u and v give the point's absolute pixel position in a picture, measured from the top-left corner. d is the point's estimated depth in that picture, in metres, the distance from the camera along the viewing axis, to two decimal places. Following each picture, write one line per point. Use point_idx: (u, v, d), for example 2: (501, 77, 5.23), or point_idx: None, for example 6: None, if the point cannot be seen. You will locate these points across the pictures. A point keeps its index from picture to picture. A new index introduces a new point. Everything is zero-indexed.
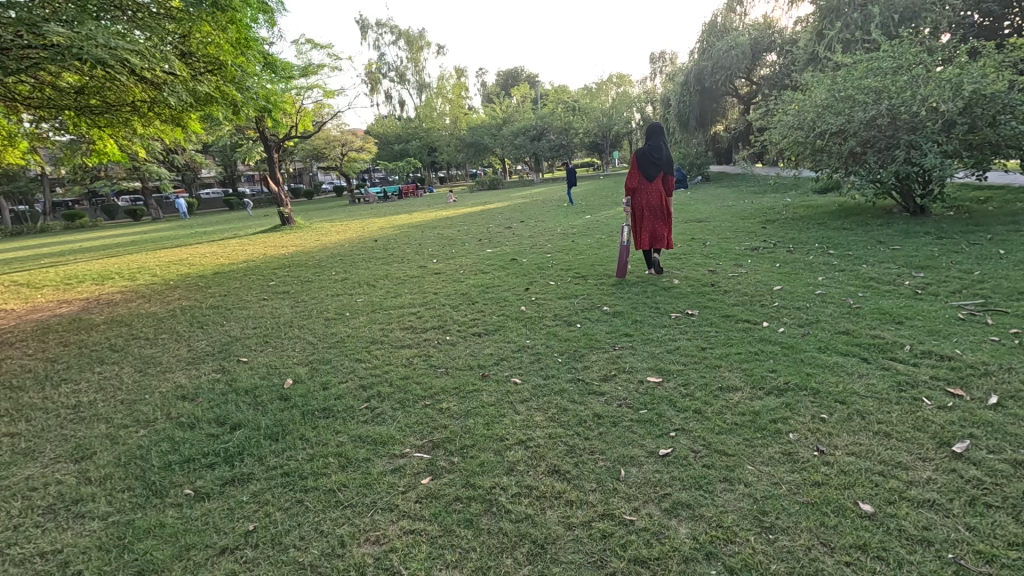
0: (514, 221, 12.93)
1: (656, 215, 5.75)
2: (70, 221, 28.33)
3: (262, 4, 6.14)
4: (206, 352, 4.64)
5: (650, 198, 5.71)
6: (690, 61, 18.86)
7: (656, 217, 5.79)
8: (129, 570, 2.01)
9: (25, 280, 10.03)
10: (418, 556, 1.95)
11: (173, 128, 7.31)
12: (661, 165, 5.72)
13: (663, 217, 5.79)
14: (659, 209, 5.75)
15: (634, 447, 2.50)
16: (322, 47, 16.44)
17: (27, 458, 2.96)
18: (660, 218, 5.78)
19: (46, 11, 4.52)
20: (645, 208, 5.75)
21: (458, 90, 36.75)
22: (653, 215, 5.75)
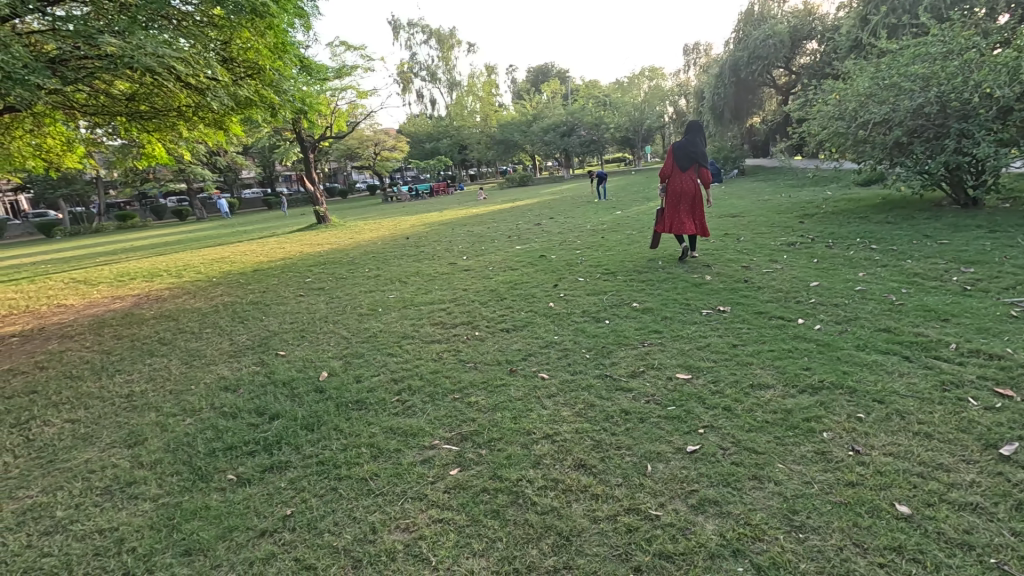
0: (544, 217, 12.92)
1: (690, 204, 5.84)
2: (123, 222, 29.87)
3: (298, 9, 6.33)
4: (247, 345, 4.84)
5: (684, 187, 5.81)
6: (725, 52, 18.40)
7: (690, 207, 5.88)
8: (177, 549, 2.13)
9: (82, 277, 10.66)
10: (446, 544, 2.01)
11: (216, 132, 7.65)
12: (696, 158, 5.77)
13: (697, 208, 5.88)
14: (693, 199, 5.84)
15: (662, 444, 2.49)
16: (355, 49, 16.80)
17: (86, 443, 3.18)
18: (694, 207, 5.87)
19: (100, 23, 4.75)
20: (679, 197, 5.86)
21: (489, 88, 36.91)
22: (687, 204, 5.85)
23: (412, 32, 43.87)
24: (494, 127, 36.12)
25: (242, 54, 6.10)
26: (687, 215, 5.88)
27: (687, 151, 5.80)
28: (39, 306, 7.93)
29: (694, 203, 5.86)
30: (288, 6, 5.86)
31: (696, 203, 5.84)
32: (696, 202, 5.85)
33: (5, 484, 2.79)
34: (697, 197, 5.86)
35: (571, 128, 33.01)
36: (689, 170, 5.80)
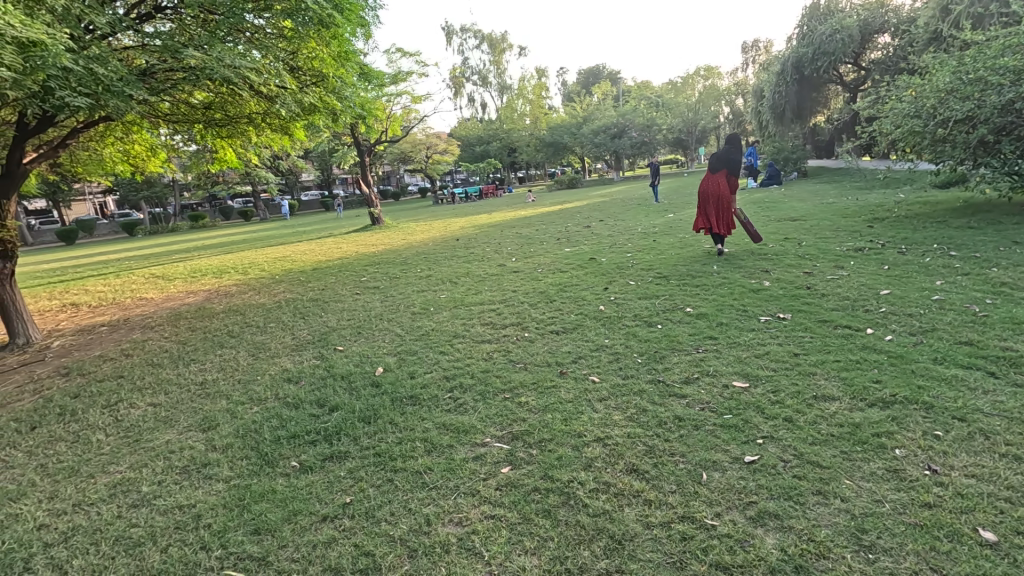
0: (594, 220, 12.81)
1: (719, 205, 6.48)
2: (195, 222, 32.04)
3: (360, 19, 6.60)
4: (307, 340, 5.09)
5: (711, 189, 6.49)
6: (787, 48, 17.64)
7: (719, 207, 6.52)
8: (247, 528, 2.27)
9: (160, 272, 11.53)
10: (498, 539, 2.04)
11: (282, 137, 8.05)
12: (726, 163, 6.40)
13: (729, 208, 6.49)
14: (723, 199, 6.46)
15: (718, 452, 2.43)
16: (411, 55, 17.23)
17: (167, 425, 3.45)
18: (725, 208, 6.49)
19: (183, 38, 5.14)
20: (710, 198, 6.54)
21: (539, 91, 36.98)
22: (716, 205, 6.51)
23: (465, 37, 44.58)
24: (544, 130, 36.18)
25: (308, 63, 6.45)
26: (717, 215, 6.54)
27: (721, 158, 6.47)
28: (123, 299, 8.64)
29: (725, 203, 6.46)
30: (351, 16, 6.12)
31: (725, 203, 6.47)
32: (727, 203, 6.46)
33: (99, 459, 3.07)
34: (728, 199, 6.46)
35: (622, 130, 32.31)
36: (719, 174, 6.46)
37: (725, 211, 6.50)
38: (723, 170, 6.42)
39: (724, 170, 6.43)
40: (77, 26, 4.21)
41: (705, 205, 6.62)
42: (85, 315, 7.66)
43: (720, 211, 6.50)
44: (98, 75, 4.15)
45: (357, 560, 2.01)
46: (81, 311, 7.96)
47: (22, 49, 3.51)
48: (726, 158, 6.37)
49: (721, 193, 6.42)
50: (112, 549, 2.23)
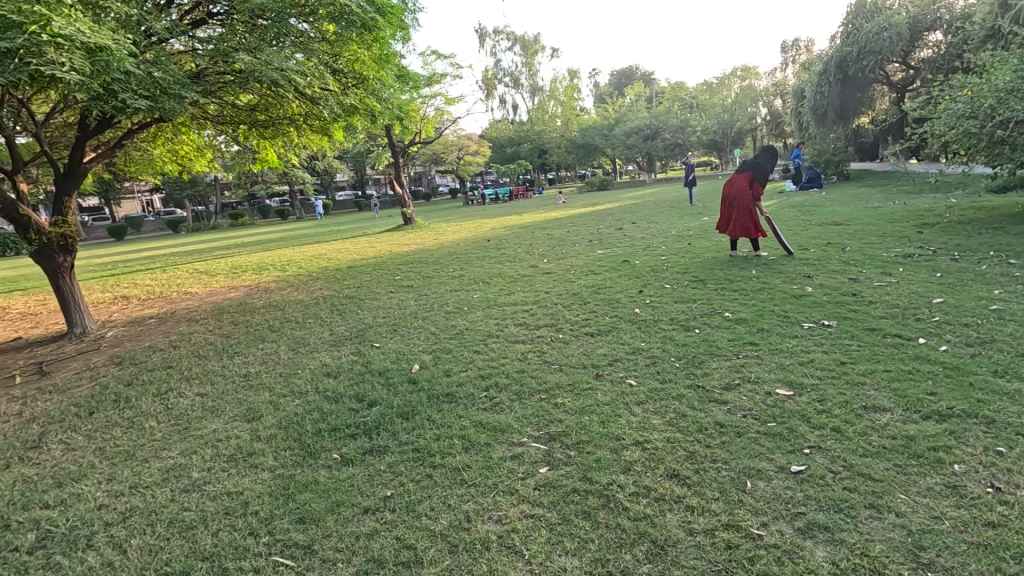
0: (626, 222, 12.70)
1: (737, 207, 6.39)
2: (235, 220, 33.18)
3: (400, 22, 6.71)
4: (345, 336, 5.21)
5: (734, 191, 6.42)
6: (831, 47, 17.08)
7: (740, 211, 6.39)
8: (292, 516, 2.34)
9: (203, 268, 11.98)
10: (538, 539, 2.04)
11: (321, 138, 8.27)
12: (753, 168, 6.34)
13: (748, 213, 6.34)
14: (742, 202, 6.35)
15: (762, 460, 2.37)
16: (445, 57, 17.42)
17: (214, 414, 3.58)
18: (741, 211, 6.37)
19: (234, 41, 5.31)
20: (729, 199, 6.51)
21: (571, 93, 36.89)
22: (733, 207, 6.44)
23: (498, 39, 44.85)
24: (575, 131, 36.07)
25: (350, 66, 6.61)
26: (733, 216, 6.46)
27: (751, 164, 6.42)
28: (170, 293, 9.02)
29: (742, 206, 6.33)
30: (392, 19, 6.23)
31: (744, 207, 6.33)
32: (746, 206, 6.33)
33: (152, 444, 3.22)
34: (745, 201, 6.33)
35: (655, 132, 31.94)
36: (743, 176, 6.38)
37: (741, 213, 6.36)
38: (745, 173, 6.36)
39: (748, 173, 6.36)
40: (138, 31, 4.43)
41: (726, 207, 6.58)
42: (135, 307, 8.03)
43: (739, 215, 6.38)
44: (157, 79, 4.36)
45: (399, 553, 2.04)
46: (131, 303, 8.35)
47: (89, 54, 3.71)
48: (753, 162, 6.34)
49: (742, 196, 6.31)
50: (166, 531, 2.33)
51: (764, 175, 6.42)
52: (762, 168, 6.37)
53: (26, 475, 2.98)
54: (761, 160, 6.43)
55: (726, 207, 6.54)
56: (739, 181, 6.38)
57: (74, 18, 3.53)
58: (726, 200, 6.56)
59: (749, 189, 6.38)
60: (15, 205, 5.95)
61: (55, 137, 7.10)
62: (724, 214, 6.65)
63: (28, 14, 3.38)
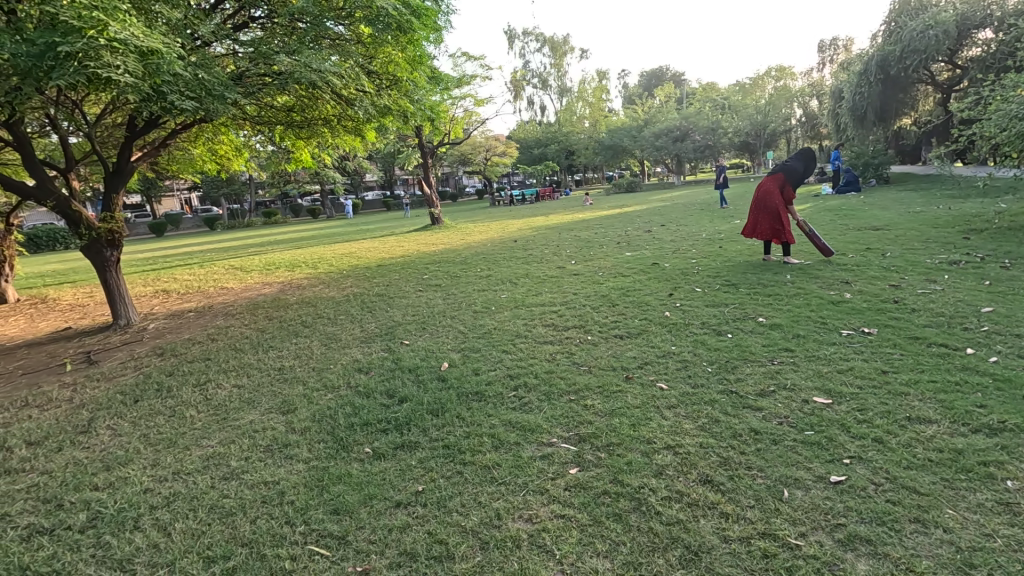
0: (655, 225, 12.53)
1: (765, 210, 6.23)
2: (268, 218, 34.08)
3: (434, 24, 6.78)
4: (375, 333, 5.30)
5: (763, 193, 6.26)
6: (872, 46, 16.51)
7: (769, 213, 6.23)
8: (326, 507, 2.40)
9: (239, 264, 12.33)
10: (569, 540, 2.04)
11: (354, 139, 8.43)
12: (784, 170, 6.18)
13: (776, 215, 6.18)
14: (772, 205, 6.18)
15: (800, 469, 2.31)
16: (475, 59, 17.53)
17: (250, 406, 3.69)
18: (770, 215, 6.21)
19: (274, 45, 5.45)
20: (758, 202, 6.35)
21: (600, 94, 36.65)
22: (762, 210, 6.28)
23: (526, 40, 44.88)
24: (603, 132, 35.80)
25: (384, 68, 6.71)
26: (760, 219, 6.31)
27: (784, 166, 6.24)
28: (207, 288, 9.32)
29: (771, 209, 6.18)
30: (426, 21, 6.32)
31: (772, 209, 6.18)
32: (775, 209, 6.17)
33: (192, 433, 3.34)
34: (775, 204, 6.17)
35: (685, 133, 31.47)
36: (775, 179, 6.21)
37: (769, 217, 6.22)
38: (775, 175, 6.19)
39: (779, 175, 6.19)
40: (185, 35, 4.61)
41: (754, 209, 6.43)
42: (174, 301, 8.33)
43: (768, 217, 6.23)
44: (203, 81, 4.52)
45: (431, 547, 2.07)
46: (171, 297, 8.66)
47: (141, 57, 3.88)
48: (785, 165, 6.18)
49: (770, 198, 6.18)
50: (206, 516, 2.41)
51: (796, 178, 6.22)
52: (793, 171, 6.20)
53: (77, 458, 3.13)
54: (794, 162, 6.25)
55: (754, 209, 6.39)
56: (769, 184, 6.21)
57: (128, 23, 3.71)
58: (755, 202, 6.41)
59: (780, 192, 6.21)
60: (68, 202, 6.26)
61: (104, 137, 7.44)
62: (753, 216, 6.47)
63: (88, 19, 3.56)
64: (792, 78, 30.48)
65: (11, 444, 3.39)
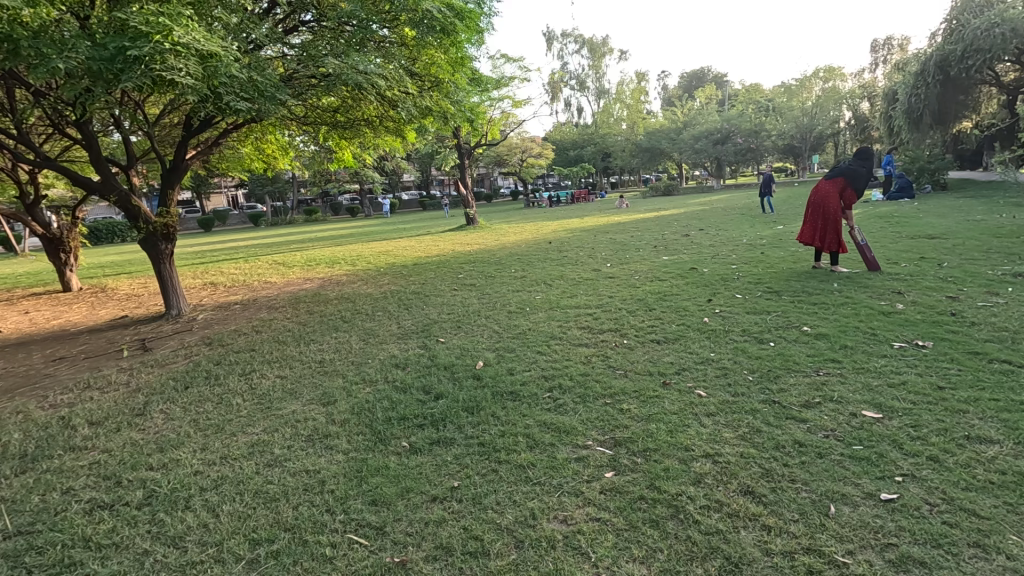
0: (693, 229, 12.28)
1: (821, 214, 6.05)
2: (309, 216, 35.13)
3: (476, 27, 6.87)
4: (411, 330, 5.39)
5: (820, 197, 6.07)
6: (931, 46, 15.72)
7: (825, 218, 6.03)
8: (365, 498, 2.45)
9: (281, 260, 12.76)
10: (605, 543, 2.03)
11: (395, 139, 8.60)
12: (844, 174, 5.98)
13: (833, 219, 5.98)
14: (829, 209, 5.99)
15: (847, 485, 2.23)
16: (514, 60, 17.63)
17: (293, 396, 3.82)
18: (826, 219, 6.02)
19: (322, 47, 5.61)
20: (814, 205, 6.17)
21: (638, 95, 36.18)
22: (817, 213, 6.10)
23: (565, 42, 44.74)
24: (640, 135, 35.34)
25: (426, 69, 6.85)
26: (815, 223, 6.13)
27: (845, 170, 6.02)
28: (252, 282, 9.68)
29: (827, 213, 5.99)
30: (469, 23, 6.40)
31: (830, 213, 5.98)
32: (831, 213, 5.97)
33: (239, 420, 3.48)
34: (832, 209, 5.98)
35: (726, 136, 30.70)
36: (833, 183, 6.00)
37: (825, 221, 6.02)
38: (835, 178, 5.98)
39: (839, 178, 5.98)
40: (241, 39, 4.82)
41: (810, 212, 6.25)
42: (222, 293, 8.69)
43: (825, 222, 6.02)
44: (256, 83, 4.69)
45: (466, 543, 2.09)
46: (219, 289, 9.04)
47: (201, 60, 4.07)
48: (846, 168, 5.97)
49: (828, 202, 5.99)
50: (252, 500, 2.51)
51: (858, 182, 5.97)
52: (855, 175, 5.96)
53: (134, 438, 3.31)
54: (856, 165, 6.00)
55: (810, 212, 6.21)
56: (827, 188, 6.01)
57: (191, 28, 3.92)
58: (812, 205, 6.22)
59: (839, 196, 6.00)
60: (129, 197, 6.64)
61: (163, 136, 7.85)
62: (808, 221, 6.28)
63: (155, 25, 3.78)
64: (842, 79, 29.28)
65: (75, 422, 3.62)
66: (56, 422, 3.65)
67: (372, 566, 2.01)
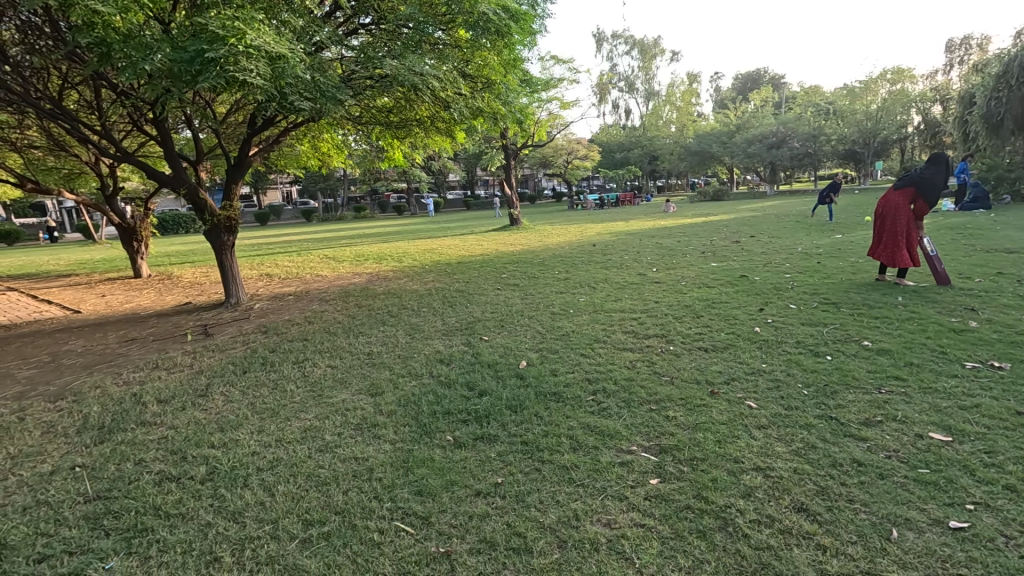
0: (744, 235, 11.88)
1: (890, 228, 5.74)
2: (357, 213, 36.21)
3: (529, 29, 6.90)
4: (456, 327, 5.47)
5: (888, 209, 5.76)
6: (1016, 46, 14.58)
7: (895, 232, 5.71)
8: (410, 487, 2.52)
9: (332, 255, 13.19)
10: (650, 550, 2.00)
11: (444, 139, 8.74)
12: (915, 183, 5.65)
13: (903, 233, 5.66)
14: (898, 222, 5.67)
15: (911, 509, 2.11)
16: (564, 61, 17.58)
17: (343, 386, 3.96)
18: (895, 233, 5.70)
19: (379, 48, 5.76)
20: (881, 216, 5.87)
21: (689, 97, 35.31)
22: (886, 226, 5.79)
23: (615, 43, 44.23)
24: (690, 137, 34.44)
25: (479, 71, 6.89)
26: (883, 235, 5.82)
27: (915, 180, 5.68)
28: (304, 275, 10.09)
29: (896, 225, 5.68)
30: (522, 25, 6.44)
31: (899, 227, 5.66)
32: (901, 226, 5.65)
33: (293, 405, 3.64)
34: (902, 221, 5.66)
35: (781, 139, 29.50)
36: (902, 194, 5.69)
37: (894, 234, 5.71)
38: (905, 188, 5.68)
39: (908, 189, 5.66)
40: (306, 41, 5.03)
41: (877, 225, 5.94)
42: (277, 284, 9.10)
43: (896, 237, 5.70)
44: (318, 83, 4.87)
45: (510, 539, 2.11)
46: (274, 281, 9.47)
47: (269, 62, 4.27)
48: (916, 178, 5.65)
49: (897, 215, 5.68)
50: (305, 483, 2.62)
51: (931, 192, 5.63)
52: (927, 184, 5.62)
53: (197, 417, 3.52)
54: (928, 173, 5.66)
55: (877, 224, 5.91)
56: (896, 199, 5.69)
57: (262, 32, 4.15)
58: (879, 217, 5.91)
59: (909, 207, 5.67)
60: (197, 191, 7.05)
61: (229, 134, 8.29)
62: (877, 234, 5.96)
63: (230, 29, 4.02)
64: (912, 81, 27.54)
65: (146, 399, 3.89)
66: (129, 398, 3.94)
67: (418, 555, 2.06)
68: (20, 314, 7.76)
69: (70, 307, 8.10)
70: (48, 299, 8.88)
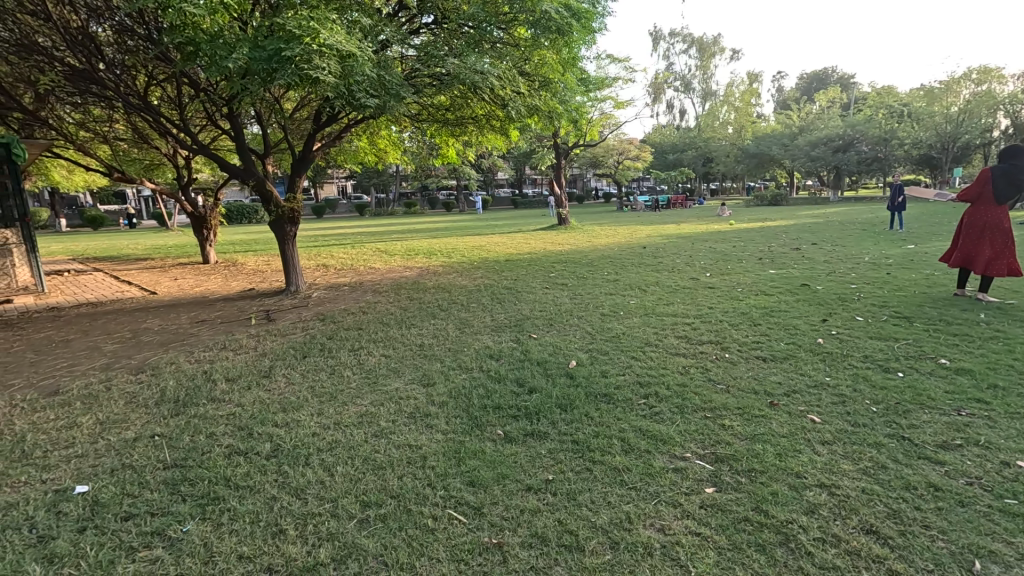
0: (805, 243, 11.32)
1: (1001, 243, 5.27)
2: (408, 209, 37.06)
3: (589, 28, 6.85)
4: (504, 323, 5.52)
5: (999, 222, 5.25)
6: None
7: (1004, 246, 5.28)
8: (462, 477, 2.57)
9: (384, 248, 13.57)
10: (706, 560, 1.96)
11: (498, 138, 8.82)
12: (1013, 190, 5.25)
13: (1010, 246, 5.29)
14: (1006, 235, 5.26)
15: (997, 542, 1.96)
16: (620, 61, 17.33)
17: (395, 375, 4.08)
18: (1005, 247, 5.27)
19: (442, 47, 5.88)
20: (984, 230, 5.33)
21: (749, 97, 33.99)
22: (995, 241, 5.29)
23: (672, 42, 43.26)
24: (748, 139, 33.18)
25: (537, 69, 6.91)
26: (992, 252, 5.30)
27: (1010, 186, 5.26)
28: (359, 267, 10.43)
29: (1005, 239, 5.25)
30: (583, 24, 6.41)
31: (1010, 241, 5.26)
32: (1008, 239, 5.26)
33: (349, 391, 3.79)
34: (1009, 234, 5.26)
35: (848, 142, 27.61)
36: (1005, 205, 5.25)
37: (1005, 249, 5.26)
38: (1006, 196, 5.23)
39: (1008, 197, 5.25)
40: (373, 40, 5.20)
41: (977, 239, 5.39)
42: (333, 275, 9.46)
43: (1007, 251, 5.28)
44: (384, 81, 5.03)
45: (561, 535, 2.12)
46: (330, 271, 9.84)
47: (340, 60, 4.47)
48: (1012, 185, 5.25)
49: (1008, 228, 5.24)
50: (362, 465, 2.72)
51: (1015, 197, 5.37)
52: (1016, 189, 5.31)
53: (262, 397, 3.72)
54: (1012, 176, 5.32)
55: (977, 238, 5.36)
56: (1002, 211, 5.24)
57: (335, 32, 4.33)
58: (979, 231, 5.36)
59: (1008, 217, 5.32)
60: (264, 182, 7.42)
61: (295, 129, 8.67)
62: (974, 249, 5.41)
63: (306, 28, 4.21)
64: (1000, 81, 25.39)
65: (216, 377, 4.14)
66: (201, 374, 4.21)
67: (470, 544, 2.10)
68: (105, 292, 8.44)
69: (147, 288, 8.73)
70: (129, 280, 9.61)
